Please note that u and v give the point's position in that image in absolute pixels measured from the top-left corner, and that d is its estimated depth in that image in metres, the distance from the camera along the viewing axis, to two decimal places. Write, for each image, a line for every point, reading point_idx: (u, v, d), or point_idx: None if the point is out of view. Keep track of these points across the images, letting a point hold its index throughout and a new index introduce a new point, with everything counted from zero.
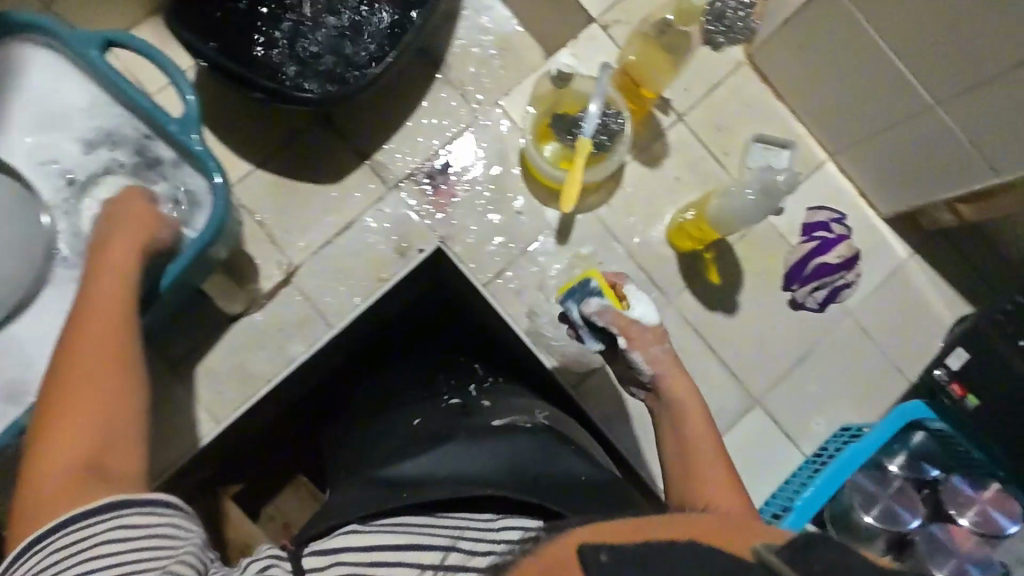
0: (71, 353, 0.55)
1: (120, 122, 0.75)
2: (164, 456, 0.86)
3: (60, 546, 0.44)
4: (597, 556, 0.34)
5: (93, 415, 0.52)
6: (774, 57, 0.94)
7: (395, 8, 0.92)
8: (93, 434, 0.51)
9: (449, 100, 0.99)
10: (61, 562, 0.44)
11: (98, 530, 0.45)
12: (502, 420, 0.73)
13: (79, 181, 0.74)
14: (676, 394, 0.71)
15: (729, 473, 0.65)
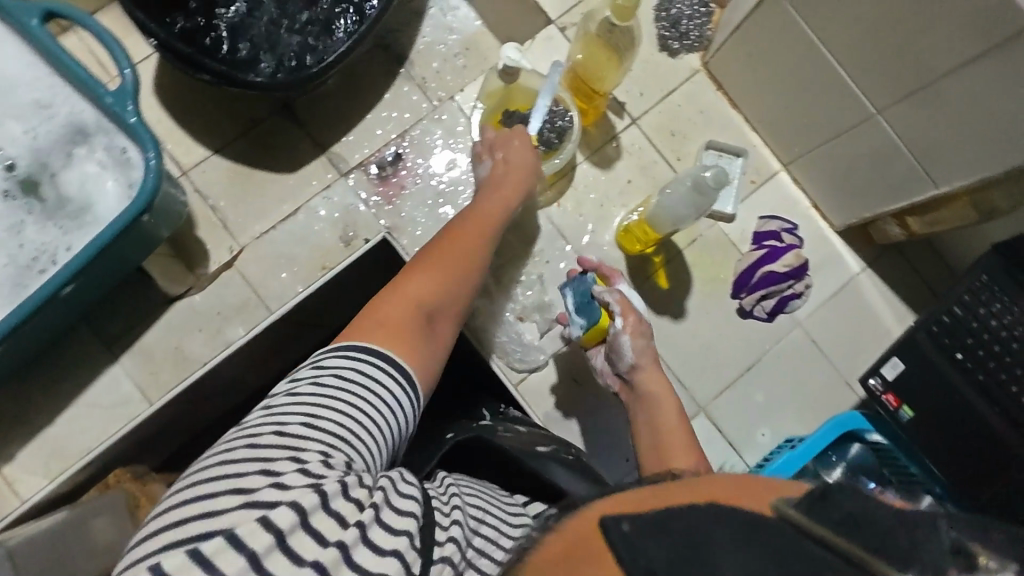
0: (459, 253, 0.68)
1: (62, 98, 0.76)
2: (93, 433, 0.86)
3: (362, 369, 0.49)
4: (619, 524, 0.32)
5: (442, 296, 0.63)
6: (728, 66, 0.94)
7: (356, 4, 0.94)
8: (433, 309, 0.62)
9: (410, 95, 1.00)
10: (354, 380, 0.48)
11: (387, 385, 0.50)
12: (548, 448, 0.69)
13: (18, 169, 0.75)
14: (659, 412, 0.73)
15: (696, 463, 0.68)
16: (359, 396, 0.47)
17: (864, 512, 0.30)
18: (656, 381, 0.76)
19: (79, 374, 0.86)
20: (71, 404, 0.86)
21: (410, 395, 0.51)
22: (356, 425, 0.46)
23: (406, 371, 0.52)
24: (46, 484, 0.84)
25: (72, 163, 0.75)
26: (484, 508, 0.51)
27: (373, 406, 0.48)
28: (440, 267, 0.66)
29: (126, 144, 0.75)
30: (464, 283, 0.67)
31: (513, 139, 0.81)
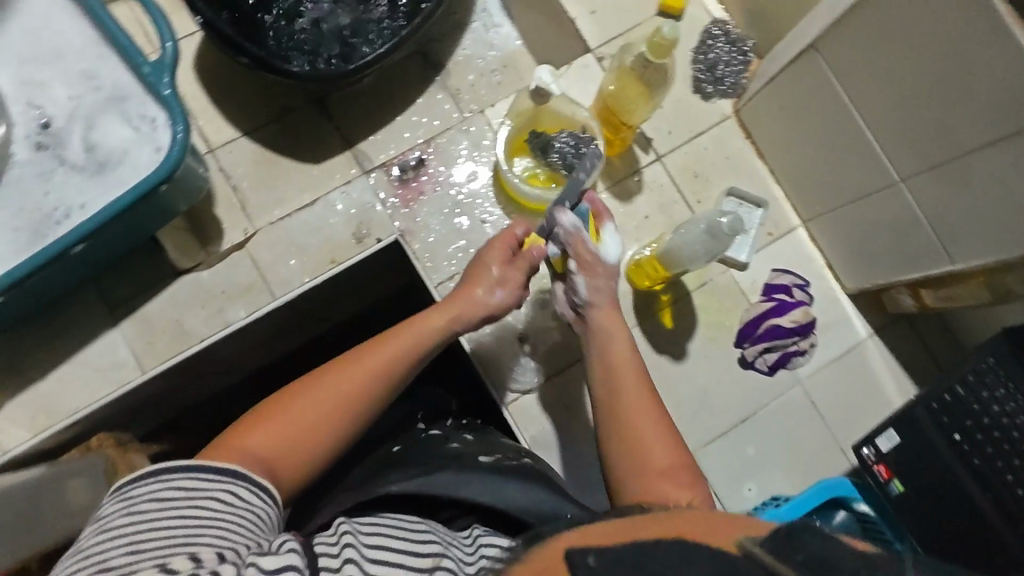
0: (343, 386, 0.66)
1: (103, 64, 0.77)
2: (83, 393, 0.86)
3: (183, 484, 0.51)
4: (586, 557, 0.35)
5: (308, 423, 0.63)
6: (758, 114, 0.95)
7: (401, 9, 0.96)
8: (288, 439, 0.61)
9: (442, 104, 1.01)
10: (180, 496, 0.51)
11: (215, 490, 0.52)
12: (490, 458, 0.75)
13: (52, 127, 0.77)
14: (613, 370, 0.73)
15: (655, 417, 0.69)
16: (188, 509, 0.50)
17: (826, 555, 0.33)
18: (608, 316, 0.78)
19: (78, 333, 0.87)
20: (66, 361, 0.86)
21: (253, 491, 0.54)
22: (195, 531, 0.49)
23: (239, 477, 0.54)
24: (29, 437, 0.85)
25: (103, 128, 0.76)
26: (390, 553, 0.53)
27: (208, 515, 0.50)
28: (315, 401, 0.64)
29: (156, 114, 0.75)
30: (348, 411, 0.65)
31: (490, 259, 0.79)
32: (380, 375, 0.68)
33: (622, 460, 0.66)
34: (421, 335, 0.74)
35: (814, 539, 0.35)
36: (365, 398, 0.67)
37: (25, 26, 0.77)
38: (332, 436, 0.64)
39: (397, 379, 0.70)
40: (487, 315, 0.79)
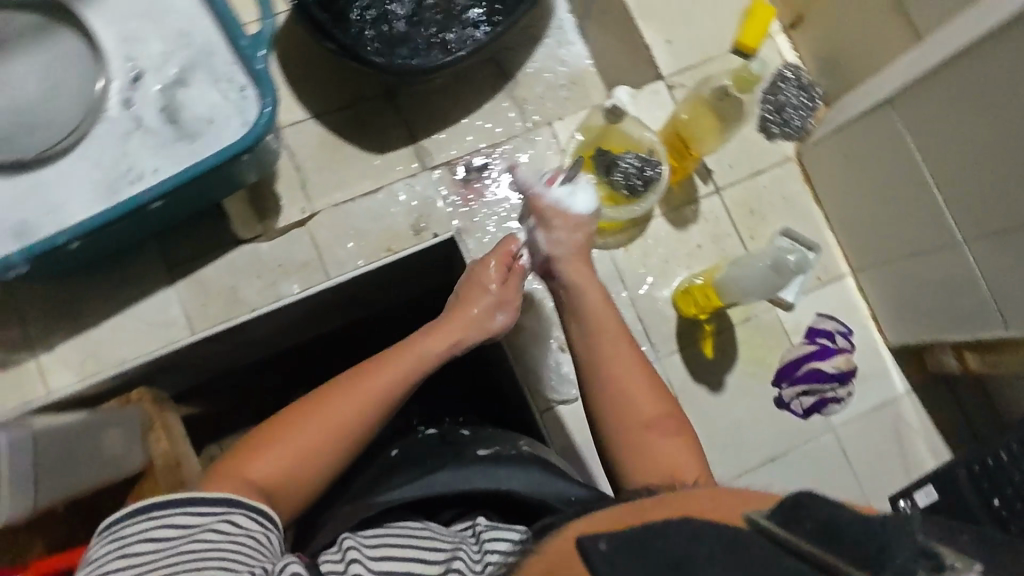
0: (336, 416, 0.70)
1: (197, 27, 0.77)
2: (131, 346, 0.88)
3: (182, 522, 0.59)
4: (597, 543, 0.39)
5: (302, 448, 0.68)
6: (820, 159, 0.96)
7: (484, 16, 0.98)
8: (285, 466, 0.67)
9: (507, 111, 1.05)
10: (181, 534, 0.58)
11: (211, 522, 0.59)
12: (487, 451, 0.82)
13: (142, 82, 0.76)
14: (600, 357, 0.74)
15: (640, 370, 0.74)
16: (189, 542, 0.57)
17: (835, 524, 0.35)
18: (574, 267, 0.81)
19: (134, 288, 0.89)
20: (120, 314, 0.88)
21: (252, 519, 0.61)
22: (193, 559, 0.55)
23: (239, 507, 0.61)
24: (75, 381, 0.86)
25: (191, 91, 0.76)
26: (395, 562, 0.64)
27: (202, 542, 0.57)
28: (313, 428, 0.69)
29: (245, 84, 0.76)
30: (342, 433, 0.70)
31: (486, 276, 0.83)
32: (371, 393, 0.73)
33: (608, 409, 0.71)
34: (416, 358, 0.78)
35: (817, 502, 0.38)
36: (358, 426, 0.71)
37: None
38: (328, 461, 0.69)
39: (389, 401, 0.74)
40: (479, 336, 0.82)
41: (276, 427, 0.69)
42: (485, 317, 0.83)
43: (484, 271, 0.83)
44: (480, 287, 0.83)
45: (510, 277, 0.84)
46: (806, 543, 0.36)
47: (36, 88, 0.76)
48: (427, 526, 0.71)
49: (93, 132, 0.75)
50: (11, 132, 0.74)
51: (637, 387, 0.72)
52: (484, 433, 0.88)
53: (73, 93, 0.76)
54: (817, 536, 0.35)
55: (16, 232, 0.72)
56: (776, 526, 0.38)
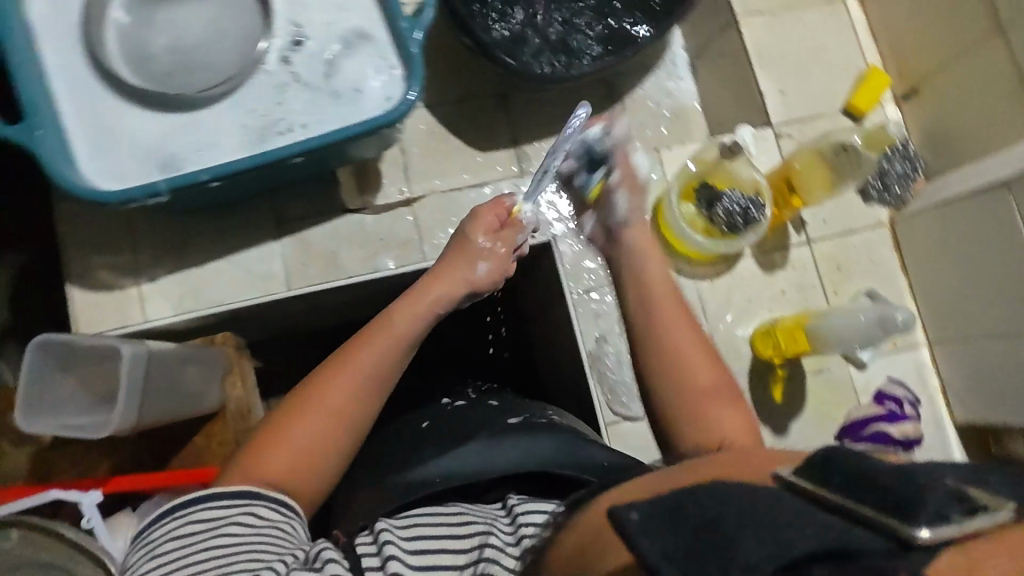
0: (327, 406, 0.73)
1: (361, 5, 0.81)
2: (226, 291, 0.90)
3: (207, 514, 0.62)
4: (629, 516, 0.36)
5: (311, 430, 0.71)
6: (916, 229, 0.98)
7: (609, 36, 1.02)
8: (301, 452, 0.70)
9: (607, 131, 1.09)
10: (207, 525, 0.61)
11: (234, 514, 0.62)
12: (519, 419, 0.87)
13: (302, 46, 0.80)
14: (646, 303, 0.80)
15: (683, 320, 0.78)
16: (214, 534, 0.60)
17: (865, 474, 0.35)
18: (642, 233, 0.86)
19: (240, 236, 0.91)
20: (221, 259, 0.91)
21: (272, 508, 0.65)
22: (224, 548, 0.59)
23: (259, 498, 0.65)
24: (171, 315, 0.89)
25: (344, 62, 0.80)
26: (431, 549, 0.62)
27: (228, 533, 0.61)
28: (317, 410, 0.72)
29: (395, 64, 0.80)
30: (348, 409, 0.74)
31: (478, 230, 0.85)
32: (365, 364, 0.76)
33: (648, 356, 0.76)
34: (407, 328, 0.80)
35: (851, 456, 0.37)
36: (351, 409, 0.74)
37: None
38: (336, 448, 0.73)
39: (387, 366, 0.77)
40: (463, 291, 0.83)
41: (281, 419, 0.72)
42: (467, 272, 0.84)
43: (475, 233, 0.85)
44: (469, 246, 0.84)
45: (500, 236, 0.86)
46: (840, 498, 0.35)
47: (202, 30, 0.79)
48: (468, 512, 0.68)
49: (249, 83, 0.79)
50: (172, 67, 0.78)
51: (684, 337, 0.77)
52: (509, 404, 0.95)
53: (235, 40, 0.79)
54: (849, 489, 0.35)
55: (163, 163, 0.76)
56: (810, 484, 0.37)
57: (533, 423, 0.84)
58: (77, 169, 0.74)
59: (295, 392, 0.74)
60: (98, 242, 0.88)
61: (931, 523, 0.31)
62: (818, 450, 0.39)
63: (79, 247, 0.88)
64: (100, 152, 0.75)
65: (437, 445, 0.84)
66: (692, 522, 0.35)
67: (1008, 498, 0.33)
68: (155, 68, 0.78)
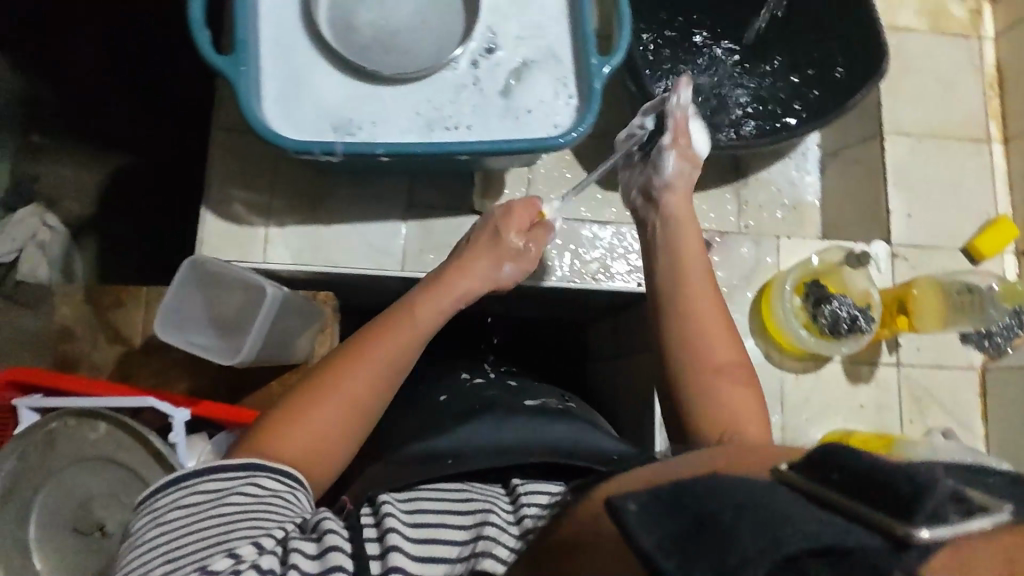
0: (343, 390, 0.70)
1: (556, 30, 0.85)
2: (343, 253, 0.93)
3: (206, 489, 0.59)
4: (626, 504, 0.35)
5: (329, 413, 0.68)
6: (1008, 383, 0.98)
7: (757, 120, 1.05)
8: (319, 435, 0.67)
9: (726, 202, 1.11)
10: (205, 500, 0.58)
11: (232, 487, 0.59)
12: (535, 403, 0.90)
13: (493, 54, 0.83)
14: (679, 299, 0.80)
15: (716, 310, 0.80)
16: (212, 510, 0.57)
17: (870, 471, 0.35)
18: (681, 203, 0.87)
19: (373, 206, 0.95)
20: (346, 223, 0.93)
21: (272, 478, 0.62)
22: (224, 524, 0.56)
23: (257, 470, 0.61)
24: (289, 263, 0.91)
25: (528, 79, 0.83)
26: (430, 526, 0.59)
27: (228, 506, 0.58)
28: (336, 395, 0.69)
29: (574, 94, 0.83)
30: (368, 395, 0.71)
31: (515, 226, 0.83)
32: (388, 351, 0.73)
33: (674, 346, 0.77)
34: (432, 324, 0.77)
35: (847, 453, 0.37)
36: (369, 394, 0.71)
37: None
38: (354, 431, 0.70)
39: (409, 358, 0.75)
40: (491, 288, 0.83)
41: (297, 400, 0.69)
42: (496, 270, 0.83)
43: (505, 234, 0.82)
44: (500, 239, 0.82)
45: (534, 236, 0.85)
46: (841, 494, 0.35)
47: (408, 15, 0.83)
48: (471, 496, 0.65)
49: (436, 75, 0.82)
50: (370, 42, 0.82)
51: (716, 337, 0.77)
52: (529, 387, 0.98)
53: (436, 34, 0.83)
54: (844, 486, 0.35)
55: (337, 124, 0.79)
56: (807, 482, 0.37)
57: (549, 408, 0.88)
58: (261, 108, 0.77)
59: (313, 373, 0.71)
60: (240, 176, 0.92)
61: (928, 523, 0.32)
62: (817, 448, 0.39)
63: (222, 176, 0.91)
64: (284, 99, 0.79)
65: (448, 420, 0.86)
66: (690, 513, 0.34)
67: (1005, 500, 0.34)
68: (355, 36, 0.81)
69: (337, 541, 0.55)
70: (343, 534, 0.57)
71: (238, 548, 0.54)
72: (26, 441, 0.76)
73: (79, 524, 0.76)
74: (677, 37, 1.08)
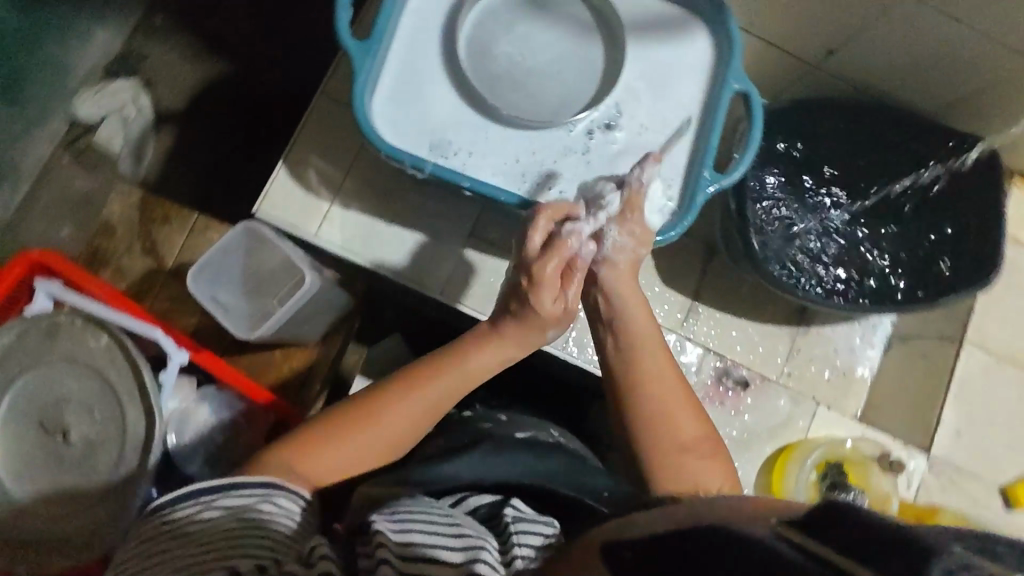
0: (374, 418, 0.68)
1: (682, 128, 0.82)
2: (391, 255, 0.90)
3: (224, 505, 0.55)
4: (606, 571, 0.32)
5: (360, 446, 0.67)
6: None
7: (844, 278, 1.00)
8: (346, 464, 0.67)
9: (779, 346, 1.04)
10: (222, 516, 0.54)
11: (250, 506, 0.55)
12: (526, 434, 0.77)
13: (611, 130, 0.81)
14: (635, 372, 0.75)
15: (674, 381, 0.75)
16: (225, 530, 0.52)
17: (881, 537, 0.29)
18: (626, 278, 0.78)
19: (440, 219, 0.91)
20: (404, 227, 0.90)
21: (290, 501, 0.57)
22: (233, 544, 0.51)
23: (277, 490, 0.56)
24: (336, 245, 0.89)
25: (635, 167, 0.81)
26: (424, 559, 0.50)
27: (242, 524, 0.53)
28: (372, 431, 0.68)
29: (673, 197, 0.80)
30: (402, 438, 0.70)
31: (547, 296, 0.72)
32: (433, 398, 0.71)
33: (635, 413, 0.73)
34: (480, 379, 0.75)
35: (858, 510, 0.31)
36: (400, 427, 0.70)
37: (672, 60, 0.83)
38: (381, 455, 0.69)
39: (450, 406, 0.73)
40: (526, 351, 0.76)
41: (334, 425, 0.68)
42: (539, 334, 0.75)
43: (539, 309, 0.72)
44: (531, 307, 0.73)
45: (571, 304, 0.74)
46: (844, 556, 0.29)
47: (544, 64, 0.82)
48: (458, 518, 0.56)
49: (549, 130, 0.80)
50: (502, 78, 0.81)
51: (677, 414, 0.73)
52: (521, 420, 0.84)
53: (564, 94, 0.82)
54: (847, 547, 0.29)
55: (435, 143, 0.78)
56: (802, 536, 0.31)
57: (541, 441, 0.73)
58: (370, 101, 0.76)
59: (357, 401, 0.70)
60: (324, 146, 0.90)
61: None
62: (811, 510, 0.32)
63: (309, 139, 0.90)
64: (394, 101, 0.77)
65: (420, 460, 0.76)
66: None
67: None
68: (487, 66, 0.81)
69: (331, 565, 0.47)
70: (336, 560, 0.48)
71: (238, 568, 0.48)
72: (33, 323, 0.76)
73: (45, 422, 0.75)
74: (806, 163, 1.02)
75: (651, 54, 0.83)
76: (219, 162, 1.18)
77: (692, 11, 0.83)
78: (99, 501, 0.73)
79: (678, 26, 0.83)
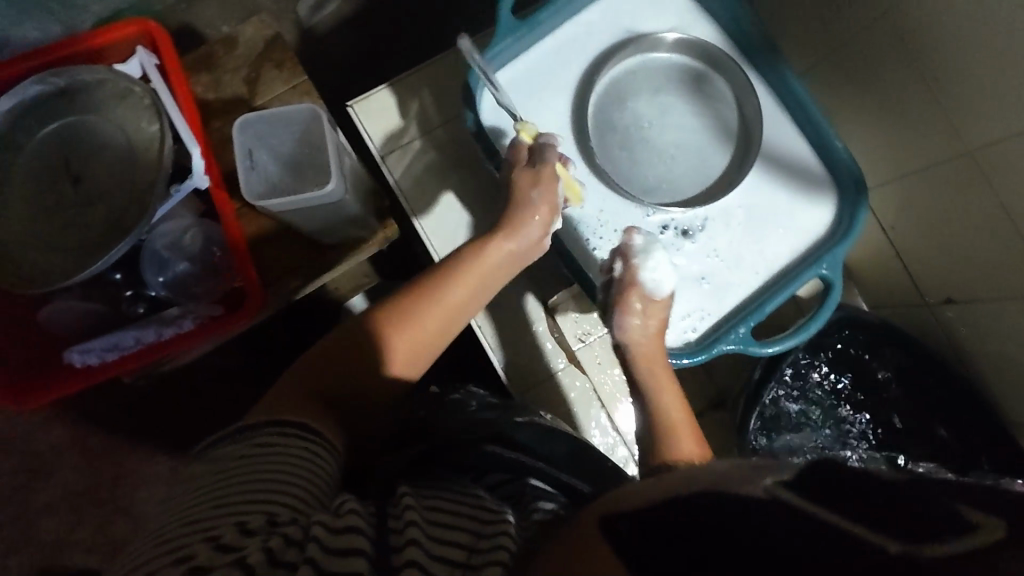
0: (409, 314, 0.65)
1: (749, 276, 0.77)
2: (432, 215, 0.89)
3: (260, 442, 0.51)
4: None
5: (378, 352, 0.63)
6: None
7: None
8: (374, 380, 0.63)
9: None
10: (257, 451, 0.50)
11: (280, 445, 0.50)
12: (524, 419, 0.68)
13: (682, 235, 0.77)
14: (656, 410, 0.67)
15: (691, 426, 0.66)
16: (258, 466, 0.48)
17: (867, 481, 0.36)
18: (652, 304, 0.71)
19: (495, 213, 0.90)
20: (459, 200, 0.89)
21: (313, 434, 0.54)
22: (268, 485, 0.46)
23: (304, 424, 0.54)
24: (393, 177, 0.89)
25: (680, 281, 0.77)
26: (454, 529, 0.45)
27: (272, 461, 0.49)
28: (394, 338, 0.64)
29: (697, 331, 0.77)
30: (436, 337, 0.66)
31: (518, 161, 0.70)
32: (460, 302, 0.67)
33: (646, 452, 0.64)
34: (491, 266, 0.69)
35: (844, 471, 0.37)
36: (442, 322, 0.66)
37: (779, 210, 0.78)
38: (428, 353, 0.66)
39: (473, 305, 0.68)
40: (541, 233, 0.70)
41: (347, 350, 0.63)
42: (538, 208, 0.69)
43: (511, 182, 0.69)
44: (525, 203, 0.69)
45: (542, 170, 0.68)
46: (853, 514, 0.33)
47: (667, 140, 0.80)
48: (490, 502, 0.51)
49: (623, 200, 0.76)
50: (619, 131, 0.79)
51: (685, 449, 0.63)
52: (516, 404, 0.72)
53: (665, 177, 0.79)
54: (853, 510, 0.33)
55: None
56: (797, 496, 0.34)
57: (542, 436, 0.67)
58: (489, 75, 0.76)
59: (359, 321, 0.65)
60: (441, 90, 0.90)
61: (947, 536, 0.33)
62: None
63: (435, 76, 0.90)
64: (512, 86, 0.77)
65: None
66: None
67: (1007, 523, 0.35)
68: (613, 111, 0.79)
69: (360, 524, 0.42)
70: (367, 518, 0.44)
71: (276, 514, 0.44)
72: (114, 78, 0.80)
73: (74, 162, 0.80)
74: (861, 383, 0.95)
75: (764, 193, 0.78)
76: (373, 50, 1.22)
77: (829, 178, 0.78)
78: (63, 251, 0.77)
79: (806, 186, 0.78)
